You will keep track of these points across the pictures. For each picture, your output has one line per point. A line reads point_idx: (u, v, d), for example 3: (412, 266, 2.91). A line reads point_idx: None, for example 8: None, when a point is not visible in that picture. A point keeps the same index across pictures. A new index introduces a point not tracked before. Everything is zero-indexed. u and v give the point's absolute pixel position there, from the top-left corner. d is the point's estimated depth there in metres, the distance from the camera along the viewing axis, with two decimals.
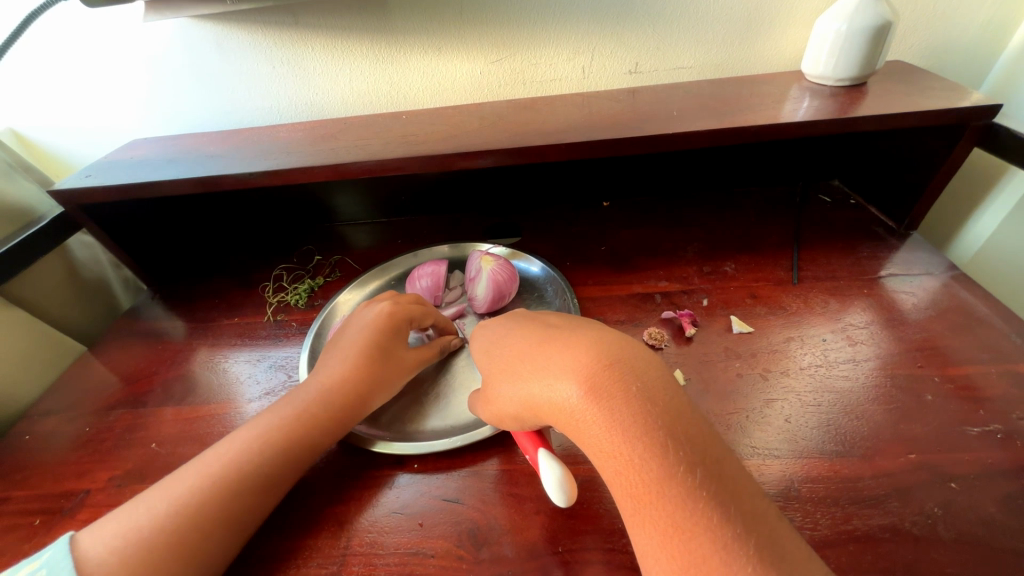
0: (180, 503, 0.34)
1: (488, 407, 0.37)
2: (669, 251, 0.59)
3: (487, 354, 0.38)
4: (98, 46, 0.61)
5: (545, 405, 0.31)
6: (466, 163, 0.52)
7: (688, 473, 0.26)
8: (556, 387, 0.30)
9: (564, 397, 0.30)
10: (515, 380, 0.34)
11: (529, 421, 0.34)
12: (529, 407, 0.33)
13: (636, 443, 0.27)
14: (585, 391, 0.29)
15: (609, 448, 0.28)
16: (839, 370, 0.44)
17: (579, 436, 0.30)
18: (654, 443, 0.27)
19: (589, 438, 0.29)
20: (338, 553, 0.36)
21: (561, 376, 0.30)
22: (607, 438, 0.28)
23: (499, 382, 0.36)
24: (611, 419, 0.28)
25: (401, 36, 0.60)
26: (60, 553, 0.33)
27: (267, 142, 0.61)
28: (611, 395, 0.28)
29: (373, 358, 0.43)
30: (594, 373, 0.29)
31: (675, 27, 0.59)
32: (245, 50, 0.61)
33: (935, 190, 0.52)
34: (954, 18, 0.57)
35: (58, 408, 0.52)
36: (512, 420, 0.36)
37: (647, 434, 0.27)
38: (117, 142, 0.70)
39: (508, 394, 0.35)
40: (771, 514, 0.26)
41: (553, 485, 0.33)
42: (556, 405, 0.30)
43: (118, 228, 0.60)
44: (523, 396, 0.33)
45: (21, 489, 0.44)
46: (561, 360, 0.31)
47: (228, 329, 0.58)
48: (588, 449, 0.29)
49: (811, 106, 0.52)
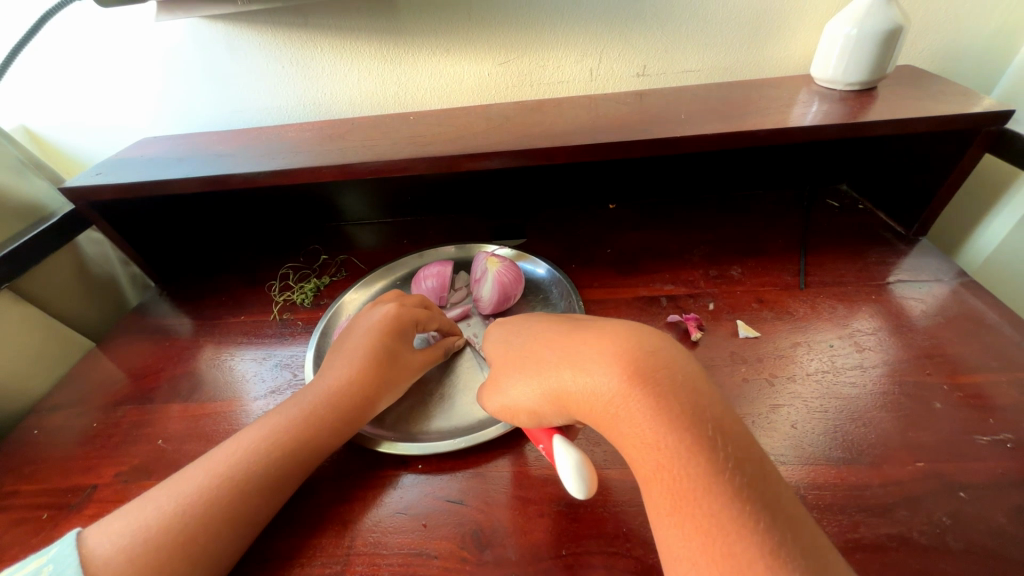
0: (184, 501, 0.34)
1: (500, 395, 0.37)
2: (676, 255, 0.59)
3: (512, 347, 0.39)
4: (110, 46, 0.61)
5: (579, 395, 0.31)
6: (473, 164, 0.52)
7: (734, 472, 0.26)
8: (594, 375, 0.30)
9: (602, 386, 0.30)
10: (543, 370, 0.34)
11: (548, 414, 0.34)
12: (555, 397, 0.33)
13: (682, 437, 0.27)
14: (626, 378, 0.29)
15: (652, 440, 0.28)
16: (845, 377, 0.43)
17: (612, 427, 0.30)
18: (700, 436, 0.27)
19: (628, 429, 0.29)
20: (342, 552, 0.36)
21: (599, 365, 0.30)
22: (651, 428, 0.28)
23: (521, 372, 0.36)
24: (657, 410, 0.28)
25: (410, 38, 0.60)
26: (66, 547, 0.33)
27: (275, 141, 0.61)
28: (657, 384, 0.28)
29: (377, 361, 0.43)
30: (637, 363, 0.29)
31: (683, 30, 0.59)
32: (255, 50, 0.61)
33: (944, 195, 0.51)
34: (965, 22, 0.56)
35: (66, 404, 0.52)
36: (527, 414, 0.35)
37: (693, 427, 0.27)
38: (127, 140, 0.71)
39: (530, 383, 0.34)
40: (810, 519, 0.26)
41: (570, 469, 0.31)
42: (592, 394, 0.30)
43: (127, 225, 0.61)
44: (553, 386, 0.33)
45: (29, 484, 0.44)
46: (599, 349, 0.31)
47: (235, 327, 0.59)
48: (625, 441, 0.29)
49: (820, 110, 0.52)
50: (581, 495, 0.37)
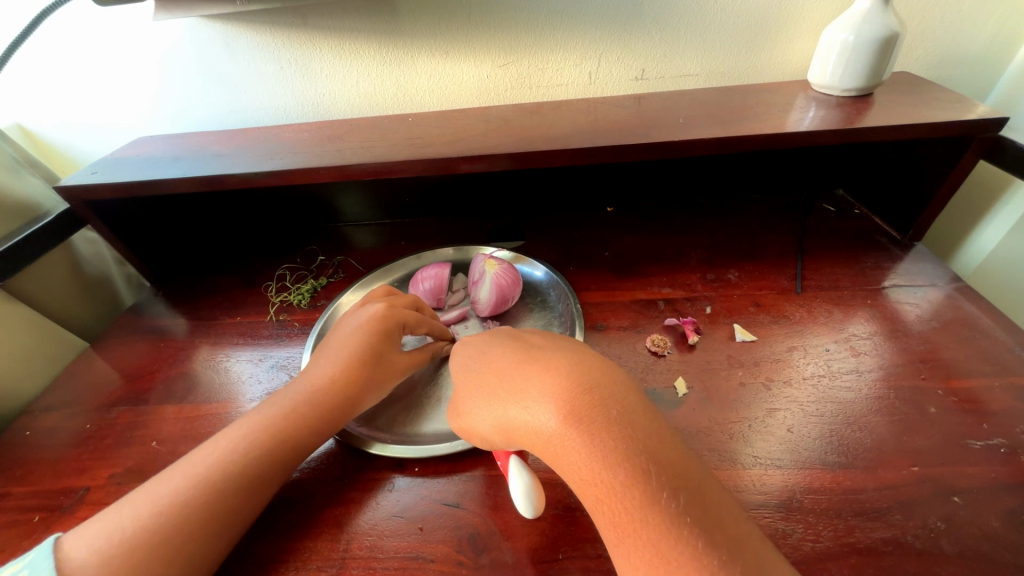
0: (176, 505, 0.33)
1: (458, 420, 0.37)
2: (673, 258, 0.59)
3: (465, 369, 0.39)
4: (108, 45, 0.61)
5: (522, 429, 0.31)
6: (470, 166, 0.52)
7: (671, 499, 0.26)
8: (533, 410, 0.30)
9: (541, 422, 0.30)
10: (491, 401, 0.34)
11: (499, 443, 0.34)
12: (502, 430, 0.33)
13: (616, 468, 0.27)
14: (562, 416, 0.29)
15: (589, 476, 0.27)
16: (841, 381, 0.43)
17: (556, 461, 0.30)
18: (633, 467, 0.27)
19: (568, 465, 0.29)
20: (337, 555, 0.36)
21: (538, 400, 0.30)
22: (585, 465, 0.28)
23: (470, 401, 0.36)
24: (592, 444, 0.28)
25: (408, 38, 0.60)
26: (45, 553, 0.33)
27: (273, 142, 0.61)
28: (590, 420, 0.28)
29: (361, 363, 0.42)
30: (572, 398, 0.29)
31: (682, 35, 0.59)
32: (253, 50, 0.61)
33: (940, 201, 0.52)
34: (961, 29, 0.57)
35: (60, 404, 0.52)
36: (481, 439, 0.36)
37: (625, 459, 0.27)
38: (123, 138, 0.70)
39: (480, 414, 0.35)
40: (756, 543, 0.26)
41: (520, 494, 0.33)
42: (533, 429, 0.30)
43: (123, 225, 0.60)
44: (498, 419, 0.33)
45: (20, 485, 0.44)
46: (540, 383, 0.31)
47: (231, 328, 0.58)
48: (567, 477, 0.29)
49: (817, 115, 0.52)
50: (578, 498, 0.37)
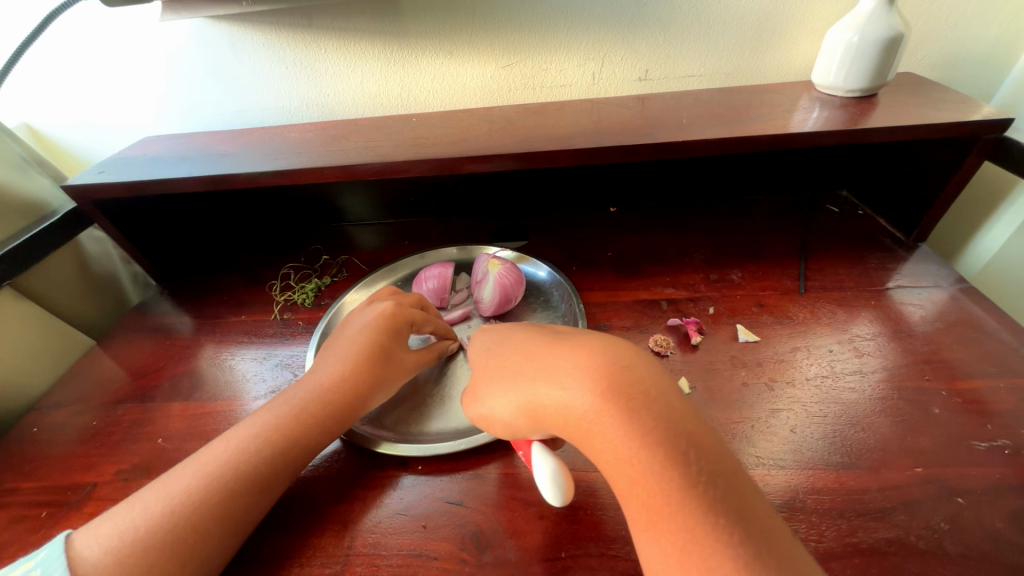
0: (182, 501, 0.34)
1: (477, 406, 0.37)
2: (676, 258, 0.59)
3: (489, 355, 0.39)
4: (116, 45, 0.62)
5: (553, 409, 0.31)
6: (474, 166, 0.52)
7: (708, 483, 0.26)
8: (567, 389, 0.30)
9: (575, 399, 0.30)
10: (518, 383, 0.34)
11: (523, 427, 0.34)
12: (529, 411, 0.33)
13: (655, 449, 0.27)
14: (599, 394, 0.29)
15: (626, 456, 0.28)
16: (845, 382, 0.43)
17: (588, 441, 0.30)
18: (671, 449, 0.27)
19: (602, 444, 0.29)
20: (341, 552, 0.36)
21: (573, 378, 0.30)
22: (622, 444, 0.28)
23: (495, 384, 0.36)
24: (631, 424, 0.28)
25: (413, 39, 0.61)
26: (56, 552, 0.33)
27: (278, 141, 0.61)
28: (629, 400, 0.29)
29: (370, 360, 0.42)
30: (609, 377, 0.30)
31: (686, 35, 0.59)
32: (259, 51, 0.62)
33: (945, 202, 0.52)
34: (966, 30, 0.57)
35: (66, 401, 0.52)
36: (502, 425, 0.35)
37: (664, 440, 0.27)
38: (130, 138, 0.71)
39: (506, 396, 0.35)
40: (785, 529, 0.26)
41: (548, 480, 0.32)
42: (566, 408, 0.30)
43: (129, 224, 0.61)
44: (527, 399, 0.33)
45: (28, 481, 0.44)
46: (575, 362, 0.31)
47: (235, 327, 0.59)
48: (599, 457, 0.29)
49: (821, 116, 0.52)
50: (582, 497, 0.37)
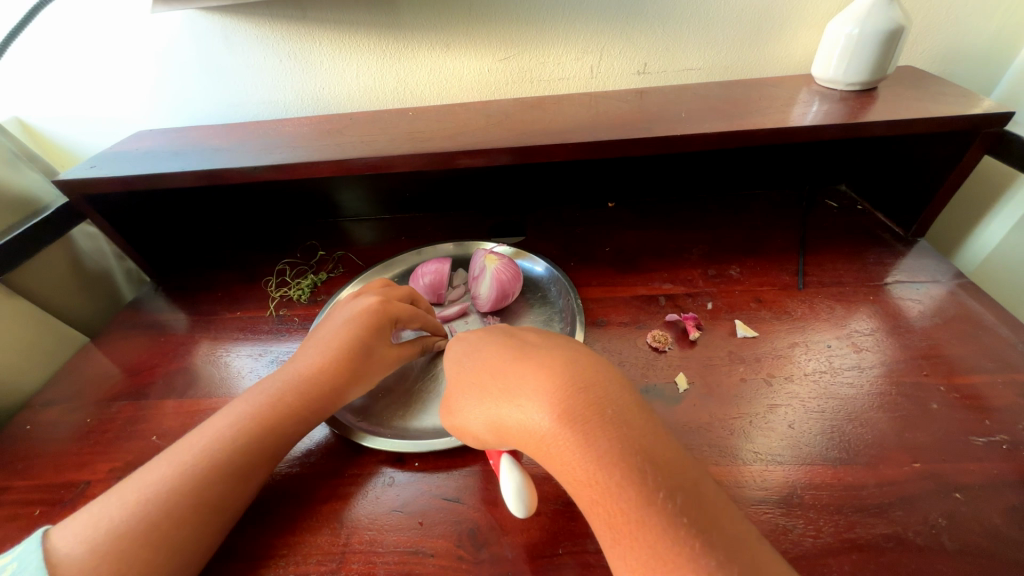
0: (175, 499, 0.33)
1: (451, 417, 0.37)
2: (675, 253, 0.59)
3: (458, 367, 0.39)
4: (108, 38, 0.61)
5: (515, 429, 0.31)
6: (470, 161, 0.52)
7: (667, 500, 0.26)
8: (526, 409, 0.30)
9: (534, 421, 0.30)
10: (483, 399, 0.34)
11: (491, 443, 0.34)
12: (494, 428, 0.33)
13: (611, 469, 0.27)
14: (556, 416, 0.29)
15: (584, 477, 0.27)
16: (843, 377, 0.43)
17: (549, 461, 0.29)
18: (629, 468, 0.27)
19: (562, 465, 0.28)
20: (337, 549, 0.36)
21: (531, 399, 0.30)
22: (580, 465, 0.27)
23: (463, 399, 0.36)
24: (586, 445, 0.28)
25: (408, 32, 0.60)
26: (34, 545, 0.32)
27: (273, 135, 0.61)
28: (585, 420, 0.28)
29: (349, 355, 0.42)
30: (565, 398, 0.29)
31: (685, 28, 0.59)
32: (252, 43, 0.61)
33: (944, 196, 0.51)
34: (967, 23, 0.56)
35: (59, 399, 0.52)
36: (473, 438, 0.36)
37: (621, 459, 0.27)
38: (123, 133, 0.70)
39: (473, 412, 0.34)
40: (751, 542, 0.26)
41: (512, 495, 0.32)
42: (526, 430, 0.30)
43: (123, 220, 0.60)
44: (490, 418, 0.33)
45: (21, 479, 0.44)
46: (533, 382, 0.31)
47: (230, 324, 0.58)
48: (561, 477, 0.29)
49: (820, 110, 0.51)
50: None
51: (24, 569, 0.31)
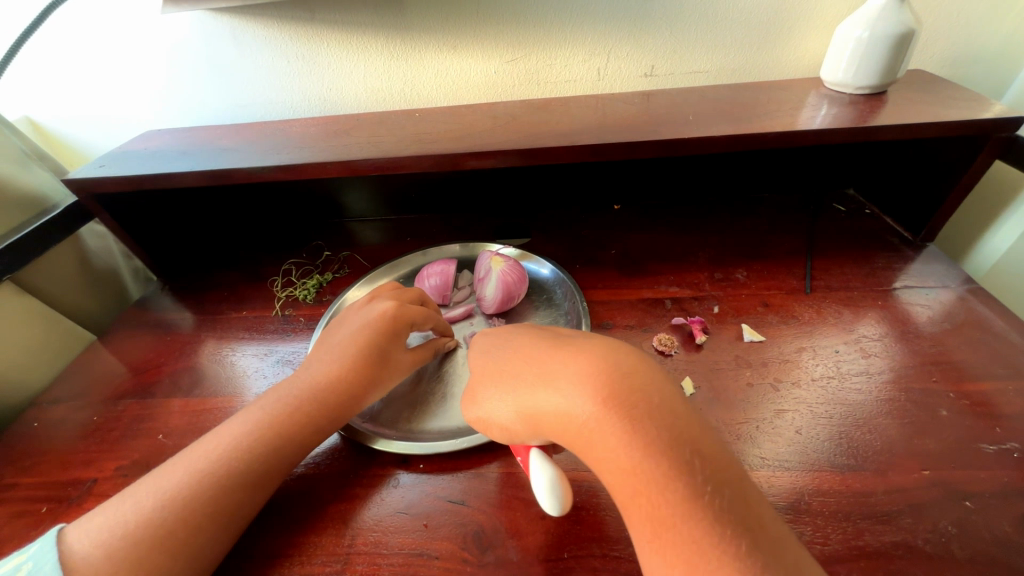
0: (180, 498, 0.33)
1: (477, 406, 0.37)
2: (681, 257, 0.59)
3: (489, 356, 0.38)
4: (117, 38, 0.61)
5: (553, 414, 0.31)
6: (477, 162, 0.52)
7: (713, 494, 0.26)
8: (568, 395, 0.30)
9: (576, 407, 0.29)
10: (519, 387, 0.34)
11: (524, 431, 0.34)
12: (530, 416, 0.32)
13: (657, 459, 0.27)
14: (600, 402, 0.29)
15: (628, 465, 0.27)
16: (851, 382, 0.43)
17: (588, 448, 0.29)
18: (676, 459, 0.27)
19: (604, 453, 0.28)
20: (342, 550, 0.36)
21: (573, 386, 0.30)
22: (624, 453, 0.27)
23: (494, 387, 0.36)
24: (632, 432, 0.27)
25: (416, 34, 0.60)
26: (48, 545, 0.33)
27: (280, 136, 0.61)
28: (631, 407, 0.28)
29: (369, 362, 0.42)
30: (611, 384, 0.29)
31: (692, 31, 0.59)
32: (261, 44, 0.61)
33: (954, 201, 0.51)
34: (978, 27, 0.56)
35: (66, 396, 0.52)
36: (501, 428, 0.35)
37: (667, 450, 0.27)
38: (131, 132, 0.70)
39: (507, 399, 0.34)
40: (791, 539, 0.26)
41: (546, 489, 0.32)
42: (566, 415, 0.30)
43: (131, 219, 0.61)
44: (527, 404, 0.32)
45: (28, 476, 0.44)
46: (576, 369, 0.31)
47: (236, 323, 0.58)
48: (601, 465, 0.29)
49: (829, 113, 0.51)
50: (584, 497, 0.37)
51: (40, 569, 0.31)
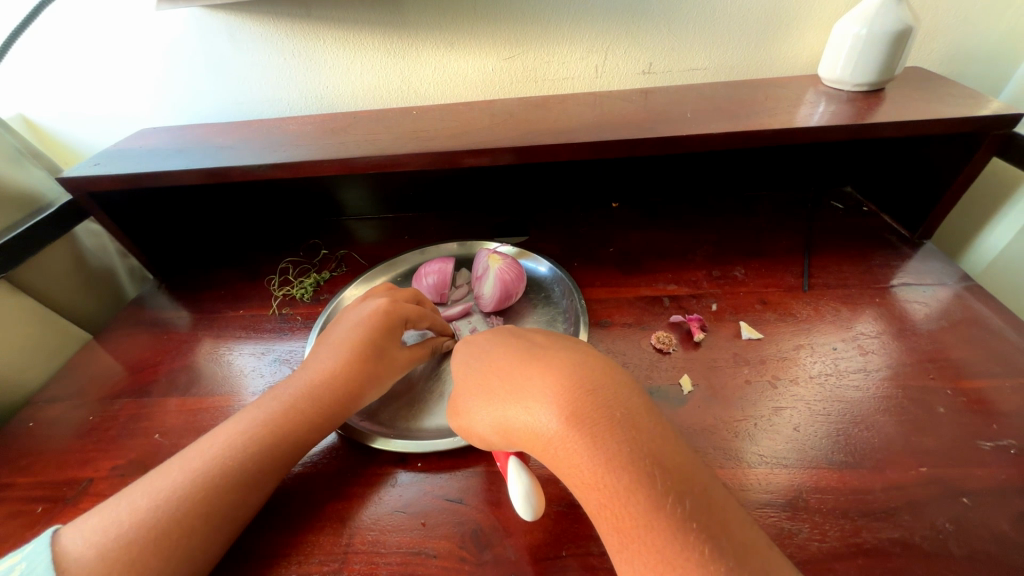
0: (177, 499, 0.33)
1: (457, 417, 0.37)
2: (679, 254, 0.59)
3: (465, 367, 0.38)
4: (112, 35, 0.61)
5: (522, 430, 0.31)
6: (474, 160, 0.52)
7: (676, 504, 0.26)
8: (535, 411, 0.30)
9: (542, 423, 0.29)
10: (490, 400, 0.34)
11: (498, 444, 0.34)
12: (502, 430, 0.32)
13: (619, 472, 0.27)
14: (564, 418, 0.29)
15: (592, 480, 0.27)
16: (848, 380, 0.43)
17: (556, 464, 0.29)
18: (639, 472, 0.26)
19: (568, 469, 0.28)
20: (340, 550, 0.36)
21: (539, 402, 0.30)
22: (588, 467, 0.27)
23: (469, 400, 0.36)
24: (594, 448, 0.27)
25: (413, 31, 0.60)
26: (42, 546, 0.32)
27: (276, 133, 0.61)
28: (593, 423, 0.28)
29: (362, 357, 0.42)
30: (573, 401, 0.29)
31: (691, 28, 0.59)
32: (257, 42, 0.61)
33: (952, 198, 0.51)
34: (976, 24, 0.56)
35: (63, 396, 0.52)
36: (479, 439, 0.35)
37: (631, 462, 0.27)
38: (126, 130, 0.70)
39: (480, 412, 0.34)
40: (760, 545, 0.26)
41: (519, 497, 0.33)
42: (533, 432, 0.30)
43: (127, 217, 0.60)
44: (498, 418, 0.33)
45: (24, 476, 0.44)
46: (542, 384, 0.31)
47: (234, 322, 0.58)
48: (567, 480, 0.29)
49: (827, 110, 0.51)
50: None
51: (33, 571, 0.31)
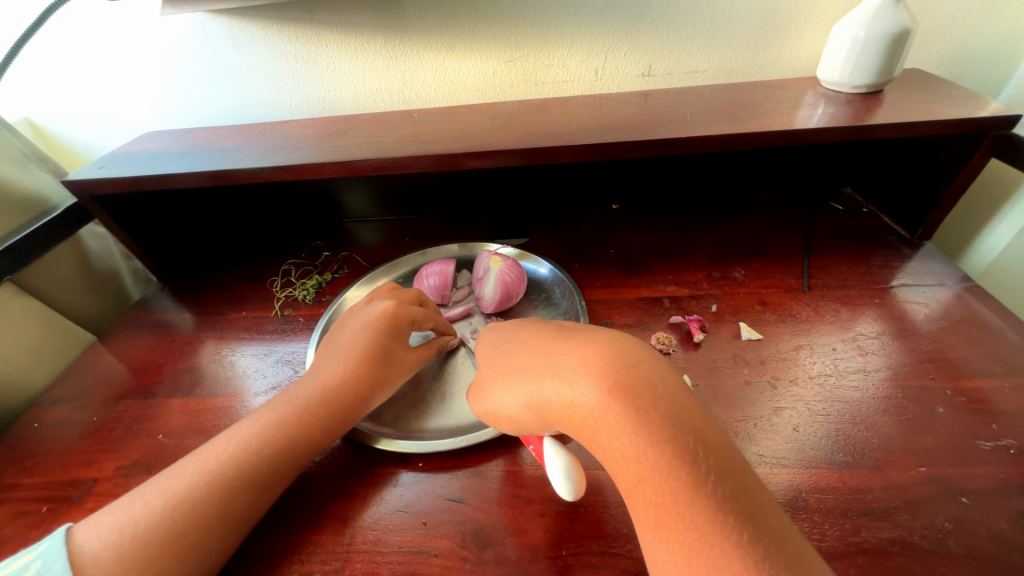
0: (180, 497, 0.34)
1: (486, 397, 0.37)
2: (679, 255, 0.59)
3: (497, 349, 0.39)
4: (117, 40, 0.61)
5: (559, 405, 0.31)
6: (475, 162, 0.52)
7: (715, 483, 0.26)
8: (574, 386, 0.30)
9: (582, 397, 0.30)
10: (526, 378, 0.34)
11: (530, 422, 0.34)
12: (537, 406, 0.33)
13: (661, 448, 0.27)
14: (605, 390, 0.29)
15: (632, 453, 0.27)
16: (848, 380, 0.43)
17: (594, 439, 0.30)
18: (680, 448, 0.27)
19: (608, 441, 0.29)
20: (341, 549, 0.36)
21: (580, 375, 0.30)
22: (629, 441, 0.28)
23: (502, 379, 0.36)
24: (637, 422, 0.28)
25: (414, 35, 0.60)
26: (58, 542, 0.33)
27: (279, 137, 0.61)
28: (637, 397, 0.28)
29: (372, 360, 0.42)
30: (617, 375, 0.29)
31: (689, 31, 0.59)
32: (260, 46, 0.61)
33: (951, 199, 0.51)
34: (974, 26, 0.56)
35: (67, 397, 0.52)
36: (509, 419, 0.36)
37: (672, 438, 0.27)
38: (130, 133, 0.71)
39: (514, 389, 0.35)
40: (792, 529, 0.26)
41: (561, 476, 0.33)
42: (572, 405, 0.30)
43: (131, 220, 0.61)
44: (534, 394, 0.33)
45: (29, 476, 0.44)
46: (582, 360, 0.31)
47: (237, 323, 0.59)
48: (605, 455, 0.29)
49: (826, 112, 0.51)
50: (582, 495, 0.37)
51: (49, 568, 0.31)
